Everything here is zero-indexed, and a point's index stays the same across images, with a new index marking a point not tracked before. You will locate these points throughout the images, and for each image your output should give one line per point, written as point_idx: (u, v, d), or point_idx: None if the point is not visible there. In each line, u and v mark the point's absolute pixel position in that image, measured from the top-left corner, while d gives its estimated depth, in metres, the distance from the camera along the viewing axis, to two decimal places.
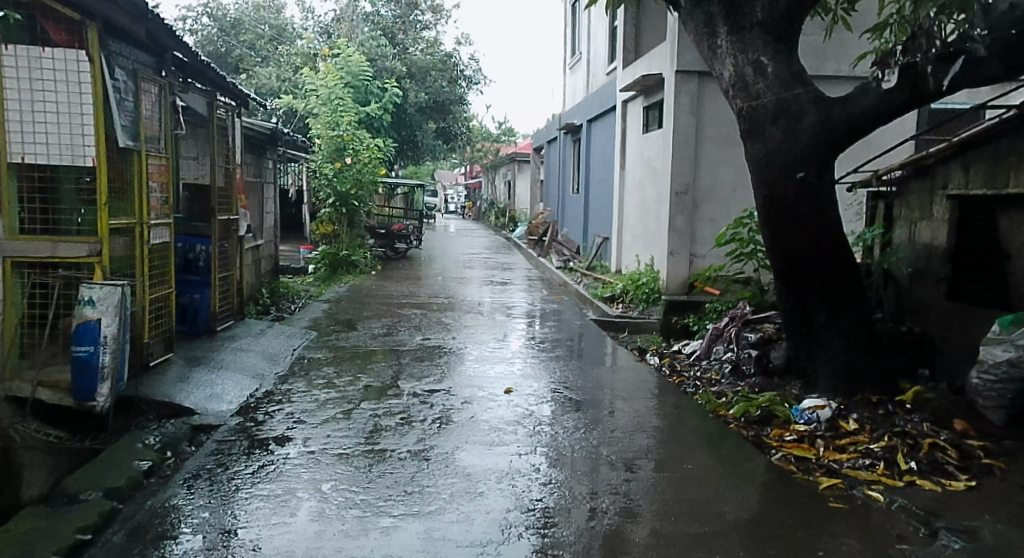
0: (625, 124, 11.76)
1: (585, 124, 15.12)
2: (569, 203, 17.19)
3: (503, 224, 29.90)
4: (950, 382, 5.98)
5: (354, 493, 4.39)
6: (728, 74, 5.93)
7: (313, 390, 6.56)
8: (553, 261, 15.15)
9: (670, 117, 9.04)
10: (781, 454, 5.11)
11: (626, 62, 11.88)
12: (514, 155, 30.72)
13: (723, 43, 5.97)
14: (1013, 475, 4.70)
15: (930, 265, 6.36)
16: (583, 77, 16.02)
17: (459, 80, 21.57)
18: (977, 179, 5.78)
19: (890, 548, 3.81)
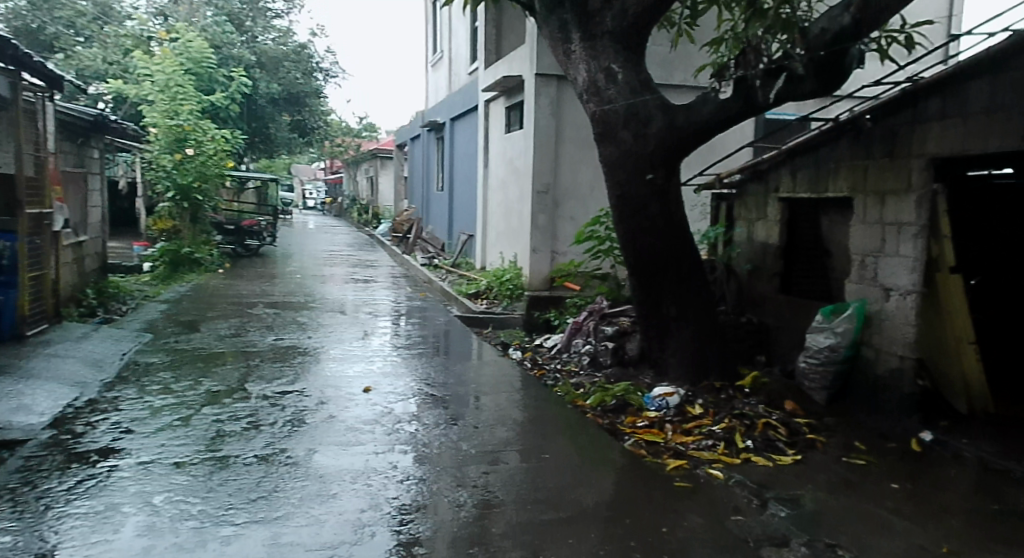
0: (488, 124, 11.92)
1: (448, 122, 15.20)
2: (433, 200, 17.10)
3: (366, 222, 29.27)
4: (782, 366, 6.63)
5: (190, 504, 4.17)
6: (582, 79, 6.20)
7: (145, 396, 6.14)
8: (419, 259, 15.08)
9: (530, 118, 9.29)
10: (633, 440, 5.45)
11: (488, 63, 12.08)
12: (379, 151, 30.22)
13: (576, 48, 6.25)
14: (832, 448, 5.27)
15: (765, 261, 6.99)
16: (444, 76, 16.06)
17: (315, 72, 20.89)
18: (803, 184, 6.44)
19: (727, 520, 4.18)
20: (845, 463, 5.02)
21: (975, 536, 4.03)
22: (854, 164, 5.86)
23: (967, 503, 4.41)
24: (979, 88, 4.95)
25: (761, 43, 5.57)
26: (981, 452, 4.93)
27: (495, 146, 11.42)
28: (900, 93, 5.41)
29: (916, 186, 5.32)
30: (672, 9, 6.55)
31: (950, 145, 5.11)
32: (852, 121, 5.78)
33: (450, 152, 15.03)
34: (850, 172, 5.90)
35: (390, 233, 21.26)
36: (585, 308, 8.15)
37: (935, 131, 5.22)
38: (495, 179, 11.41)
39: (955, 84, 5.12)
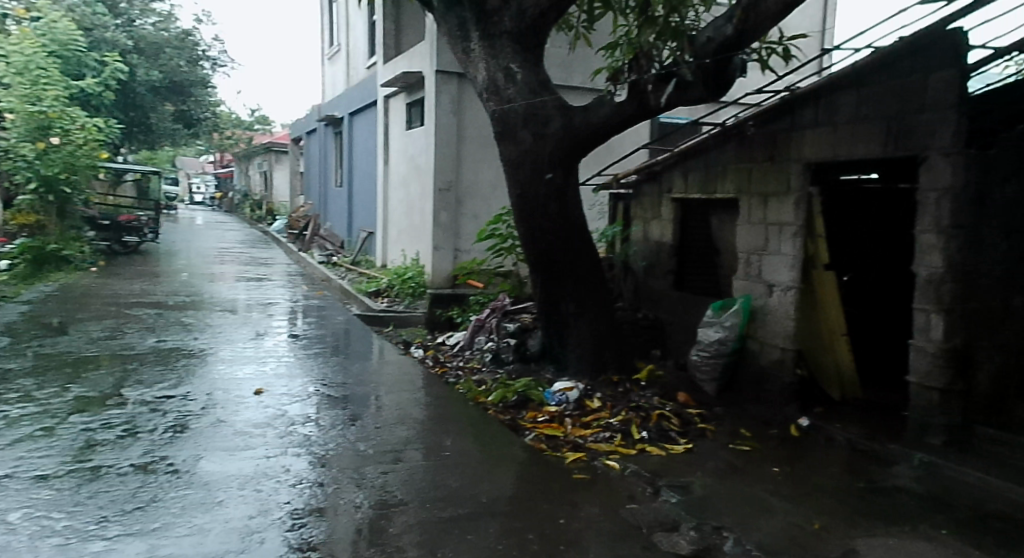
0: (387, 119, 11.73)
1: (345, 117, 14.85)
2: (331, 196, 16.65)
3: (258, 217, 28.09)
4: (676, 360, 6.94)
5: (55, 520, 3.89)
6: (481, 77, 6.23)
7: (5, 406, 5.66)
8: (316, 256, 14.67)
9: (430, 115, 9.22)
10: (534, 435, 5.54)
11: (387, 58, 11.89)
12: (273, 145, 29.05)
13: (475, 47, 6.27)
14: (720, 435, 5.56)
15: (660, 259, 7.27)
16: (342, 69, 15.64)
17: (200, 60, 19.85)
18: (694, 185, 6.76)
19: (622, 509, 4.35)
20: (731, 450, 5.31)
21: (843, 512, 4.37)
22: (739, 167, 6.21)
23: (837, 482, 4.78)
24: (848, 99, 5.39)
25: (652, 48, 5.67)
26: (850, 434, 5.36)
27: (395, 143, 11.25)
28: (779, 101, 5.79)
29: (794, 189, 5.71)
30: (570, 12, 6.68)
31: (824, 151, 5.53)
32: (737, 126, 6.13)
33: (348, 147, 14.69)
34: (737, 174, 6.24)
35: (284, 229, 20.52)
36: (487, 306, 8.22)
37: (810, 138, 5.62)
38: (395, 176, 11.25)
39: (826, 94, 5.53)
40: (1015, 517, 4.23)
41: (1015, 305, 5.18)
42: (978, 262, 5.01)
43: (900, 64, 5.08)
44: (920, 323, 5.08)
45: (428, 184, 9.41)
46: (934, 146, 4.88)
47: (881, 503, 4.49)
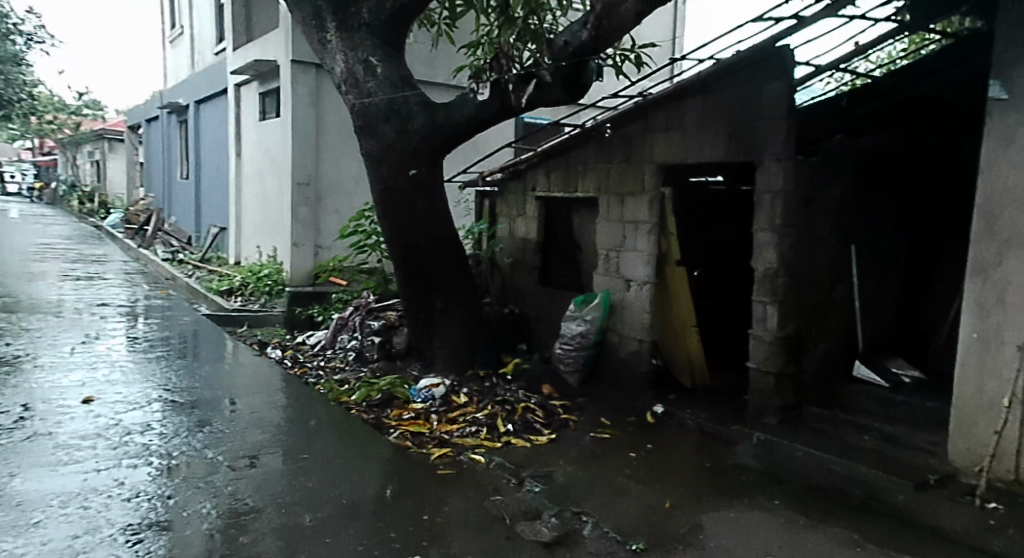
0: (238, 108, 11.08)
1: (190, 104, 13.87)
2: (174, 188, 15.51)
3: (85, 210, 25.60)
4: (541, 353, 7.14)
5: None
6: (339, 69, 6.05)
7: None
8: (158, 252, 13.63)
9: (286, 107, 8.82)
10: (398, 432, 5.44)
11: (236, 44, 11.23)
12: (104, 131, 26.53)
13: (332, 37, 6.05)
14: (581, 425, 5.71)
15: (524, 255, 7.41)
16: (186, 53, 14.57)
17: (12, 34, 17.72)
18: (556, 183, 6.97)
19: (486, 503, 4.32)
20: (592, 438, 5.47)
21: (693, 491, 4.60)
22: (599, 167, 6.49)
23: (687, 463, 5.05)
24: (694, 107, 5.77)
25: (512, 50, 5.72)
26: (698, 419, 5.73)
27: (247, 133, 10.67)
28: (633, 106, 6.09)
29: (648, 189, 6.05)
30: (433, 8, 6.62)
31: (674, 154, 5.91)
32: (596, 128, 6.40)
33: (193, 137, 13.74)
34: (597, 174, 6.51)
35: (119, 222, 18.87)
36: (351, 303, 8.01)
37: (661, 142, 5.99)
38: (248, 169, 10.66)
39: (675, 101, 5.89)
40: (839, 484, 4.62)
41: (837, 297, 5.78)
42: (807, 258, 5.53)
43: (739, 75, 5.50)
44: (759, 314, 5.55)
45: (285, 179, 9.00)
46: (768, 152, 5.33)
47: (727, 481, 4.78)
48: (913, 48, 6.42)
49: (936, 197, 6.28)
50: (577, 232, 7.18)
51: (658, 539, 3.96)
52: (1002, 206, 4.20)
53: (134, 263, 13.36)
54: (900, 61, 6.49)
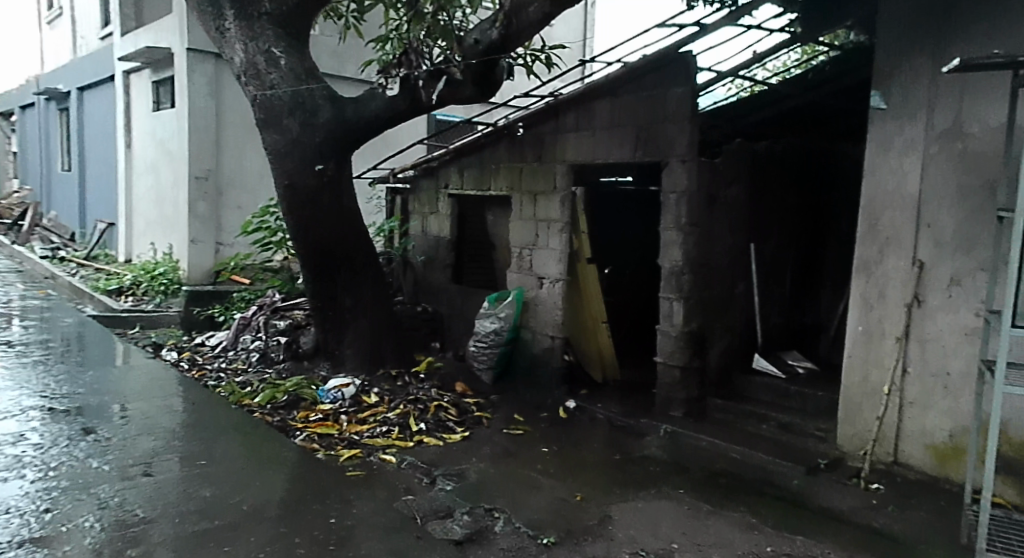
0: (127, 97, 10.48)
1: (72, 91, 12.99)
2: (55, 181, 14.51)
3: None
4: (455, 351, 7.12)
5: None
6: (239, 59, 5.80)
7: None
8: (36, 249, 12.70)
9: (182, 97, 8.42)
10: (305, 435, 5.25)
11: (125, 29, 10.60)
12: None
13: (230, 26, 5.80)
14: (495, 422, 5.67)
15: (437, 253, 7.36)
16: (66, 35, 13.64)
17: None
18: (469, 181, 6.97)
19: (397, 503, 4.19)
20: (506, 434, 5.44)
21: (604, 484, 4.63)
22: (511, 165, 6.55)
23: (598, 456, 5.10)
24: (604, 108, 5.89)
25: (422, 46, 5.78)
26: (609, 413, 5.84)
27: (138, 124, 10.09)
28: (545, 106, 6.16)
29: (560, 188, 6.14)
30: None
31: (585, 153, 6.02)
32: (508, 127, 6.44)
33: (76, 126, 12.89)
34: (509, 172, 6.56)
35: None
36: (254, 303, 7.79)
37: (572, 141, 6.09)
38: (140, 162, 10.10)
39: (585, 102, 6.01)
40: (741, 471, 4.81)
41: (738, 293, 6.06)
42: (709, 255, 5.74)
43: (647, 77, 5.64)
44: (666, 310, 5.73)
45: (181, 172, 8.60)
46: (674, 153, 5.51)
47: (636, 472, 4.85)
48: (805, 59, 6.79)
49: (828, 198, 6.68)
50: (490, 230, 7.18)
51: (568, 531, 3.98)
52: (884, 206, 4.49)
53: (10, 261, 12.29)
54: (794, 70, 6.85)
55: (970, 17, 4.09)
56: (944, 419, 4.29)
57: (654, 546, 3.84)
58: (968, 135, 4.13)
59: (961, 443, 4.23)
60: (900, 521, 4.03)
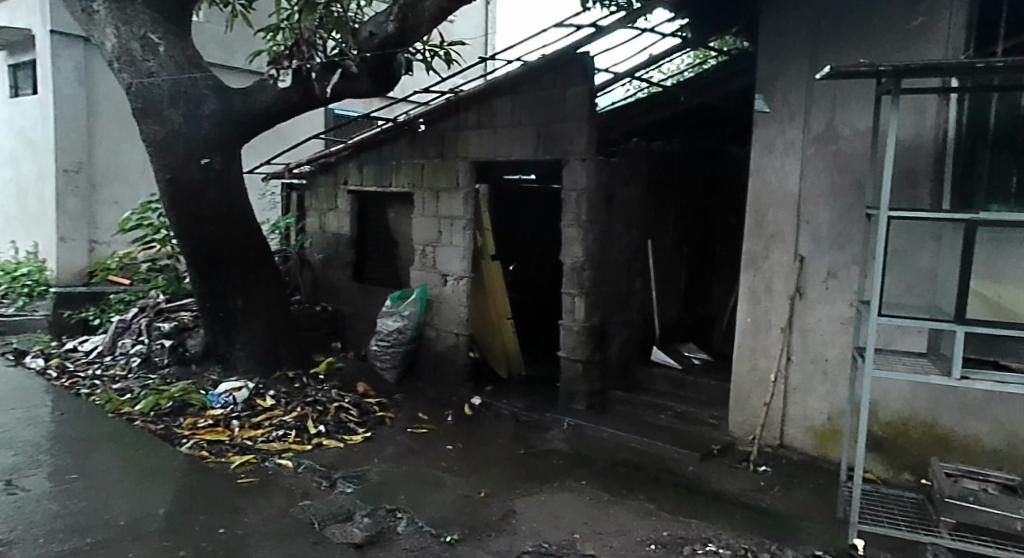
0: None
1: None
2: None
3: None
4: (357, 351, 7.00)
5: None
6: (110, 44, 5.49)
7: None
8: None
9: (47, 83, 7.91)
10: (192, 443, 4.96)
11: None
12: None
13: (99, 8, 5.48)
14: (398, 422, 5.61)
15: (337, 251, 7.24)
16: None
17: None
18: (369, 177, 6.88)
19: (292, 508, 4.08)
20: (409, 433, 5.39)
21: (507, 479, 4.67)
22: (412, 162, 6.50)
23: (501, 452, 5.13)
24: (504, 106, 5.93)
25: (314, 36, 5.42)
26: (514, 408, 5.89)
27: None
28: (445, 103, 6.14)
29: (462, 185, 6.14)
30: None
31: (486, 150, 6.04)
32: (408, 123, 6.37)
33: None
34: (410, 168, 6.51)
35: None
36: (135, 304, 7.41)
37: (473, 138, 6.10)
38: None
39: (484, 100, 6.03)
40: (639, 459, 4.94)
41: (636, 288, 6.22)
42: (608, 252, 5.86)
43: (546, 76, 5.71)
44: (568, 305, 5.82)
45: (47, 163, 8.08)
46: (572, 151, 5.60)
47: (538, 465, 4.91)
48: (696, 62, 7.03)
49: (719, 196, 6.96)
50: (392, 227, 7.11)
51: (471, 527, 3.98)
52: (766, 203, 4.72)
53: None
54: (687, 73, 7.08)
55: (840, 27, 4.35)
56: (823, 403, 4.57)
57: (556, 537, 3.90)
58: (840, 138, 4.39)
59: (837, 424, 4.51)
60: (785, 501, 4.24)
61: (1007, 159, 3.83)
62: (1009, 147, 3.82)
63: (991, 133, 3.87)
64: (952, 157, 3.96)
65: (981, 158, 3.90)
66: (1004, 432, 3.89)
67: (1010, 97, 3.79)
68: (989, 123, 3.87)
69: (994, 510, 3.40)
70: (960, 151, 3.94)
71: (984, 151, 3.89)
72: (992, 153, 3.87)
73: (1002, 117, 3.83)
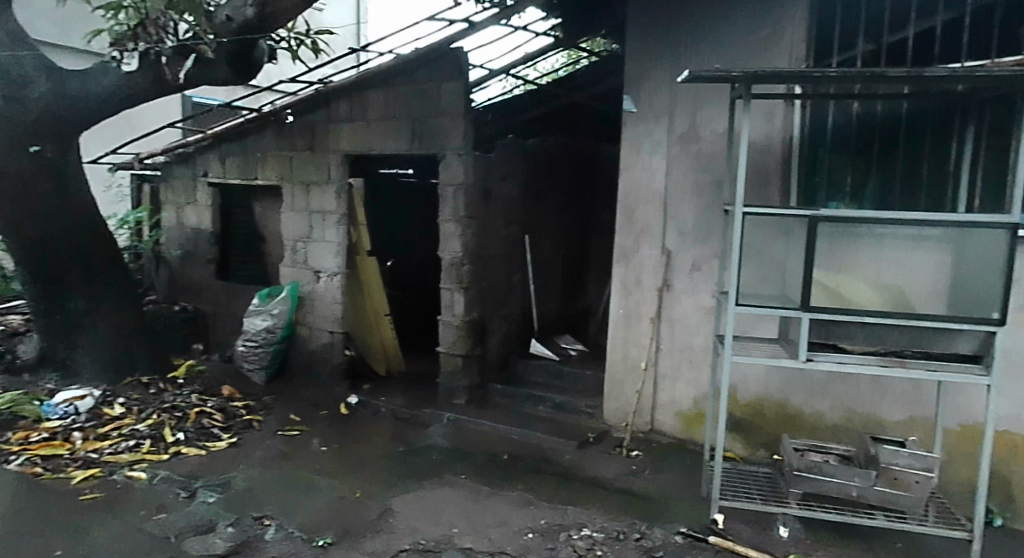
0: None
1: None
2: None
3: None
4: (221, 353, 6.72)
5: None
6: None
7: None
8: None
9: None
10: (24, 459, 4.54)
11: None
12: None
13: None
14: (267, 425, 5.38)
15: (197, 248, 6.88)
16: None
17: None
18: (232, 169, 6.56)
19: (146, 524, 3.83)
20: (280, 436, 5.18)
21: (383, 478, 4.58)
22: (279, 154, 6.26)
23: (379, 450, 5.03)
24: (377, 99, 5.80)
25: (163, 19, 5.02)
26: (392, 405, 5.79)
27: None
28: (314, 94, 5.93)
29: (334, 178, 5.97)
30: None
31: (357, 144, 5.90)
32: (275, 114, 6.12)
33: None
34: (277, 161, 6.27)
35: None
36: None
37: (345, 131, 5.93)
38: None
39: (356, 91, 5.87)
40: (517, 451, 4.97)
41: (515, 282, 6.27)
42: (486, 246, 5.86)
43: (416, 69, 5.64)
44: (447, 300, 5.78)
45: None
46: (448, 146, 5.56)
47: (416, 461, 4.86)
48: (570, 61, 7.18)
49: (594, 195, 7.15)
50: (259, 222, 6.83)
51: (345, 530, 3.88)
52: (636, 201, 4.87)
53: None
54: (562, 72, 7.20)
55: (698, 32, 4.53)
56: (689, 388, 4.76)
57: (433, 533, 3.85)
58: (702, 138, 4.58)
59: (702, 407, 4.72)
60: (655, 483, 4.39)
61: (843, 161, 4.13)
62: (844, 150, 4.12)
63: (829, 138, 4.15)
64: (797, 159, 4.22)
65: (822, 161, 4.18)
66: (845, 409, 4.17)
67: (846, 105, 4.08)
68: (828, 128, 4.14)
69: (833, 480, 3.62)
70: (803, 154, 4.21)
71: (823, 153, 4.17)
72: (831, 156, 4.15)
73: (839, 123, 4.11)
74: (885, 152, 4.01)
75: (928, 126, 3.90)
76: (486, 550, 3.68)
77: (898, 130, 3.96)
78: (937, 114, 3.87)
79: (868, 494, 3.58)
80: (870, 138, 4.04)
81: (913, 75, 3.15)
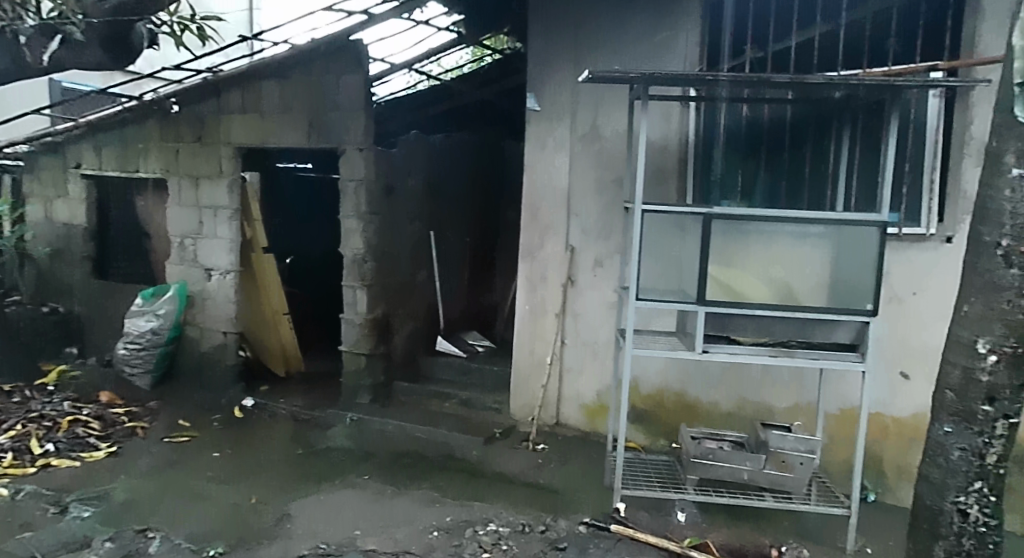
0: None
1: None
2: None
3: None
4: (98, 357, 6.38)
5: None
6: None
7: None
8: None
9: None
10: None
11: None
12: None
13: None
14: (152, 432, 5.09)
15: (70, 244, 6.47)
16: None
17: None
18: (109, 160, 6.19)
19: (10, 544, 3.54)
20: (167, 443, 4.92)
21: (280, 483, 4.40)
22: (163, 145, 5.94)
23: (277, 454, 4.84)
24: (270, 90, 5.59)
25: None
26: (291, 407, 5.58)
27: None
28: (201, 82, 5.68)
29: (226, 172, 5.71)
30: None
31: (250, 136, 5.66)
32: (158, 103, 5.79)
33: None
34: (160, 152, 5.95)
35: None
36: None
37: (237, 122, 5.68)
38: None
39: (248, 81, 5.64)
40: (420, 449, 4.89)
41: (420, 279, 6.18)
42: (390, 243, 5.74)
43: (311, 61, 5.46)
44: (349, 298, 5.63)
45: None
46: (349, 141, 5.40)
47: (314, 463, 4.71)
48: (475, 59, 7.16)
49: (499, 193, 7.13)
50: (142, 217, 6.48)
51: (238, 538, 3.70)
52: (540, 199, 4.87)
53: None
54: (466, 68, 7.17)
55: (594, 29, 4.57)
56: (594, 382, 4.81)
57: (334, 537, 3.73)
58: (603, 137, 4.63)
59: (605, 400, 4.78)
60: (559, 476, 4.40)
61: (734, 161, 4.26)
62: (736, 151, 4.25)
63: (722, 138, 4.28)
64: (693, 158, 4.33)
65: (716, 162, 4.30)
66: (738, 398, 4.31)
67: (736, 108, 4.22)
68: (720, 130, 4.28)
69: (726, 464, 3.72)
70: (698, 153, 4.32)
71: (716, 155, 4.30)
72: (724, 158, 4.28)
73: (730, 125, 4.25)
74: (772, 153, 4.16)
75: (809, 130, 4.06)
76: (389, 551, 3.58)
77: (782, 131, 4.11)
78: (818, 118, 4.03)
79: (759, 478, 3.69)
80: (757, 139, 4.18)
81: (795, 81, 3.26)
